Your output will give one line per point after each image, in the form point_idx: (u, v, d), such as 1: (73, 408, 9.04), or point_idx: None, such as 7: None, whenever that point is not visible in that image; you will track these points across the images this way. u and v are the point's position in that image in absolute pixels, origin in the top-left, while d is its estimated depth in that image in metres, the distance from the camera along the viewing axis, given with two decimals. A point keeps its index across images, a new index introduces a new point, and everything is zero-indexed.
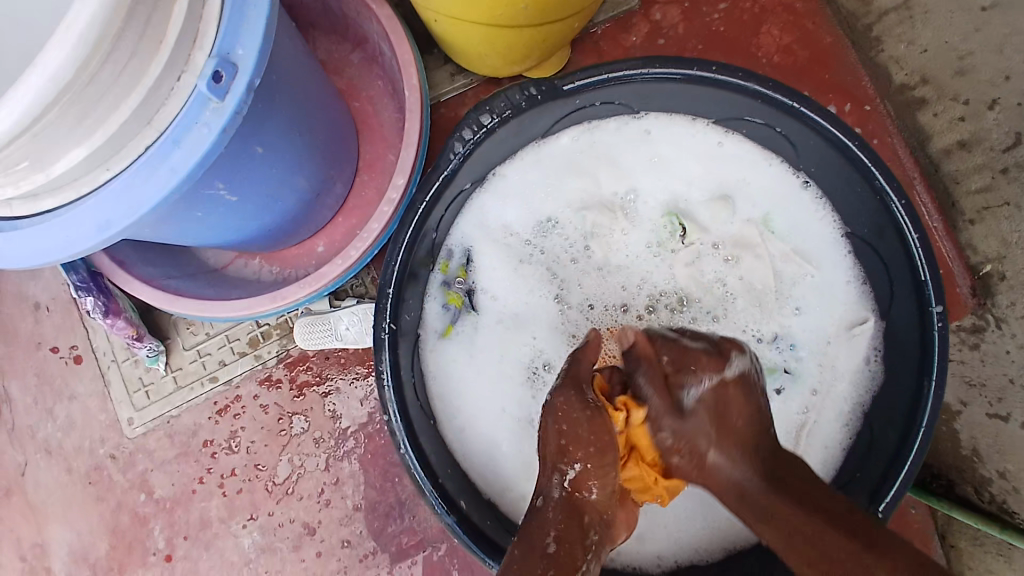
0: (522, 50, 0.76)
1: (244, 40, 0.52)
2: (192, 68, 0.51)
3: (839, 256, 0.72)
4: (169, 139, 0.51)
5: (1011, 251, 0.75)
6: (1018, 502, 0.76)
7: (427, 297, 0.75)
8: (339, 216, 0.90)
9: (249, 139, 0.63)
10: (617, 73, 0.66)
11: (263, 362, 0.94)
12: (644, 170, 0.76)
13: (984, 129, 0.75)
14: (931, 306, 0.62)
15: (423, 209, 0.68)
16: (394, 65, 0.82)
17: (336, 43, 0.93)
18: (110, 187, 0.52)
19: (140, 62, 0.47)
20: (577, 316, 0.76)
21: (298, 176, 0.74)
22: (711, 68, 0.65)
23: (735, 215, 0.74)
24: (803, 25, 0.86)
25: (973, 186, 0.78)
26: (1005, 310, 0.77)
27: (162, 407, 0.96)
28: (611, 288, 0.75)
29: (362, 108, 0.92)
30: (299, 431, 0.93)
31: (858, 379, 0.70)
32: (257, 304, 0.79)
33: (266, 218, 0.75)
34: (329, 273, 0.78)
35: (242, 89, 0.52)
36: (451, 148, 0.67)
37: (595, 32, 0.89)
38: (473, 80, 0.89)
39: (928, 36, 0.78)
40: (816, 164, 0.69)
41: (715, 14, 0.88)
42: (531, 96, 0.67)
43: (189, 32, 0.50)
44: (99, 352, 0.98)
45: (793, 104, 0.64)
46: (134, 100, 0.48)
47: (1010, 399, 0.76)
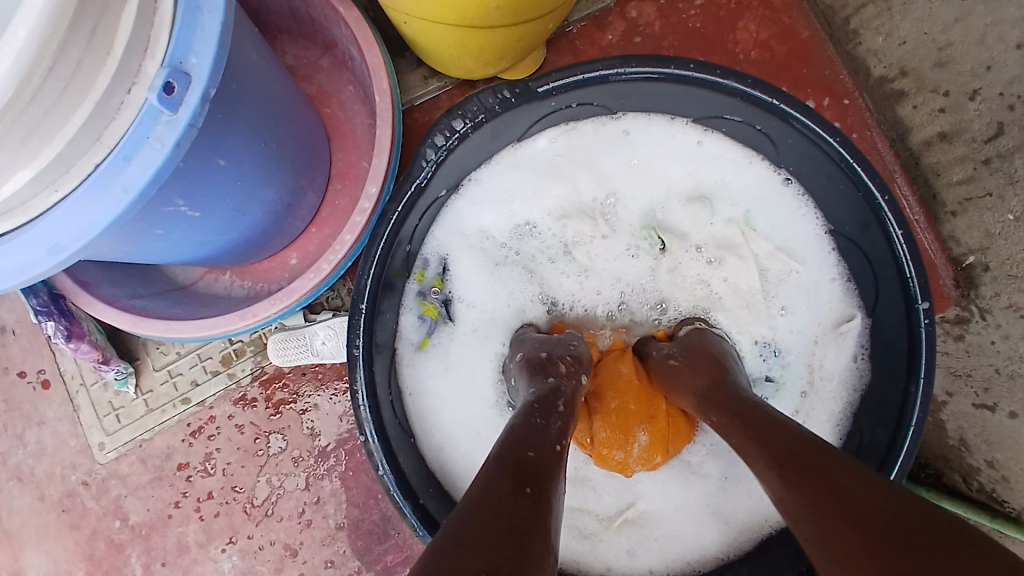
0: (495, 51, 0.74)
1: (198, 48, 0.50)
2: (142, 80, 0.48)
3: (823, 254, 0.70)
4: (121, 155, 0.48)
5: (994, 243, 0.74)
6: (1007, 492, 0.76)
7: (403, 309, 0.72)
8: (312, 227, 0.87)
9: (210, 152, 0.60)
10: (592, 73, 0.64)
11: (237, 381, 0.91)
12: (623, 174, 0.74)
13: (965, 120, 0.73)
14: (917, 304, 0.61)
15: (395, 220, 0.65)
16: (364, 69, 0.79)
17: (304, 48, 0.90)
18: (63, 207, 0.48)
19: (87, 74, 0.44)
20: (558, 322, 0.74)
21: (265, 188, 0.71)
22: (689, 66, 0.63)
23: (716, 215, 0.72)
24: (781, 20, 0.84)
25: (954, 177, 0.76)
26: (989, 301, 0.75)
27: (134, 431, 0.92)
28: (585, 296, 0.75)
29: (333, 115, 0.89)
30: (277, 451, 0.90)
31: (847, 379, 0.69)
32: (227, 322, 0.75)
33: (232, 233, 0.72)
34: (301, 288, 0.75)
35: (196, 101, 0.50)
36: (423, 155, 0.65)
37: (571, 32, 0.87)
38: (446, 83, 0.87)
39: (907, 28, 0.75)
40: (798, 161, 0.68)
41: (691, 10, 0.86)
42: (504, 99, 0.65)
43: (140, 40, 0.47)
44: (67, 376, 0.94)
45: (773, 101, 0.63)
46: (82, 115, 0.45)
47: (997, 390, 0.74)
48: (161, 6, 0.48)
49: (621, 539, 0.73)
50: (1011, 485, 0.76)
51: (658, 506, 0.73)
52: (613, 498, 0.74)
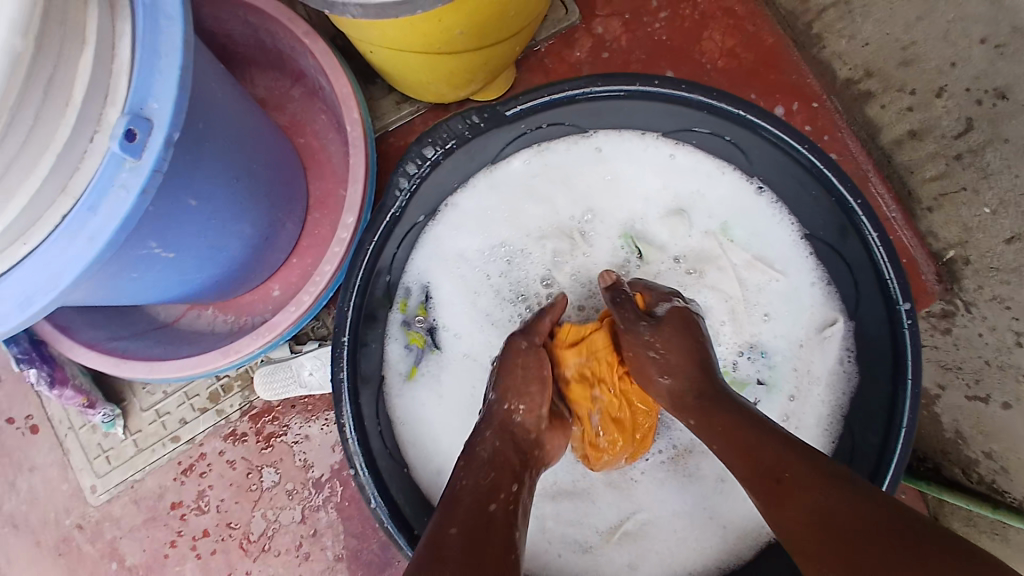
0: (463, 75, 0.75)
1: (159, 93, 0.50)
2: (103, 128, 0.48)
3: (802, 258, 0.70)
4: (86, 205, 0.48)
5: (972, 236, 0.74)
6: (1007, 482, 0.75)
7: (387, 339, 0.72)
8: (293, 258, 0.87)
9: (181, 192, 0.60)
10: (560, 94, 0.64)
11: (226, 416, 0.90)
12: (599, 191, 0.74)
13: (933, 117, 0.73)
14: (898, 305, 0.61)
15: (372, 249, 0.65)
16: (334, 98, 0.80)
17: (274, 80, 0.90)
18: (31, 260, 0.48)
19: (47, 128, 0.44)
20: None
21: (241, 223, 0.71)
22: (654, 82, 0.63)
23: (693, 227, 0.73)
24: (745, 27, 0.85)
25: (928, 174, 0.76)
26: (974, 295, 0.76)
27: (124, 472, 0.92)
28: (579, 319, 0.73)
29: (308, 145, 0.89)
30: (270, 485, 0.89)
31: (835, 382, 0.69)
32: (210, 360, 0.75)
33: (210, 270, 0.72)
34: (282, 322, 0.75)
35: (160, 145, 0.50)
36: (396, 185, 0.65)
37: (540, 50, 0.88)
38: (419, 108, 0.87)
39: (870, 29, 0.76)
40: (770, 168, 0.68)
41: (657, 23, 0.87)
42: (473, 124, 0.65)
43: (100, 89, 0.47)
44: (55, 420, 0.93)
45: (740, 112, 0.63)
46: (44, 167, 0.45)
47: (988, 381, 0.74)
48: (119, 52, 0.48)
49: (620, 557, 0.72)
50: (1010, 475, 0.75)
51: (655, 521, 0.73)
52: (609, 518, 0.73)
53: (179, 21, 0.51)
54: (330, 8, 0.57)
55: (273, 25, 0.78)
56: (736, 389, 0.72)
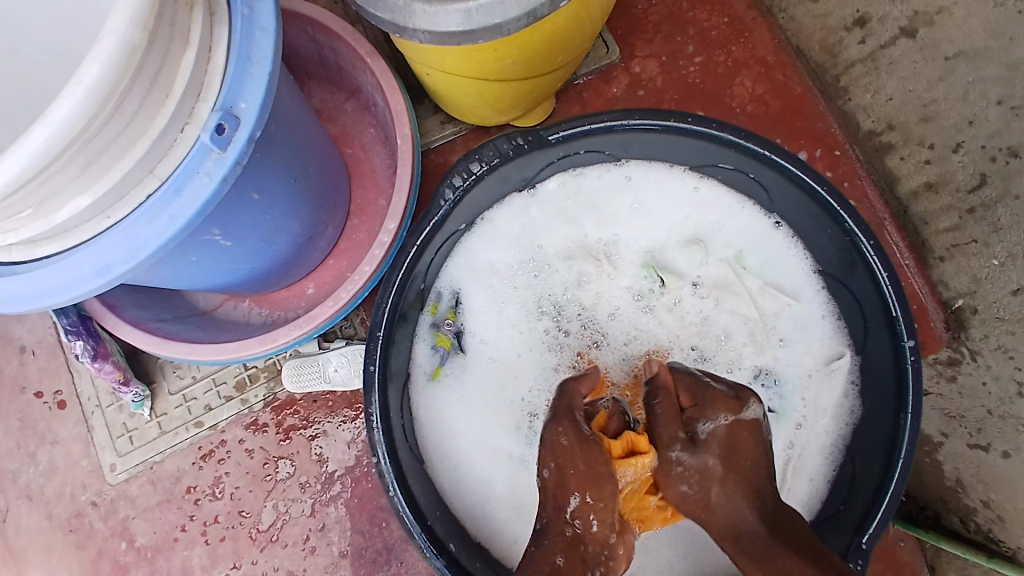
0: (508, 102, 0.80)
1: (247, 94, 0.54)
2: (194, 120, 0.53)
3: (813, 291, 0.74)
4: (171, 187, 0.53)
5: (980, 287, 0.78)
6: (1003, 532, 0.77)
7: (416, 339, 0.75)
8: (329, 259, 0.92)
9: (244, 186, 0.65)
10: (600, 124, 0.69)
11: (249, 406, 0.93)
12: (625, 217, 0.78)
13: (950, 171, 0.77)
14: (903, 342, 0.64)
15: (413, 253, 0.69)
16: (386, 114, 0.85)
17: (330, 93, 0.96)
18: (113, 232, 0.53)
19: (147, 114, 0.49)
20: (566, 356, 0.76)
21: (291, 221, 0.76)
22: (687, 120, 0.68)
23: (710, 256, 0.77)
24: (775, 76, 0.91)
25: (941, 225, 0.81)
26: (979, 343, 0.78)
27: (145, 453, 0.95)
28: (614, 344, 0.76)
29: (354, 155, 0.94)
30: (285, 476, 0.92)
31: (839, 414, 0.71)
32: (247, 346, 0.79)
33: (258, 262, 0.76)
34: (320, 314, 0.79)
35: (243, 141, 0.54)
36: (442, 195, 0.69)
37: (579, 84, 0.94)
38: (461, 129, 0.92)
39: (893, 86, 0.81)
40: (791, 207, 0.72)
41: (691, 67, 0.92)
42: (518, 145, 0.70)
43: (195, 86, 0.52)
44: (83, 397, 0.96)
45: (764, 151, 0.68)
46: (139, 150, 0.50)
47: (990, 430, 0.77)
48: (214, 54, 0.54)
49: None
50: (1006, 525, 0.77)
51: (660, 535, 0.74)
52: None
53: (271, 33, 0.56)
54: (399, 32, 0.63)
55: (337, 43, 0.84)
56: None
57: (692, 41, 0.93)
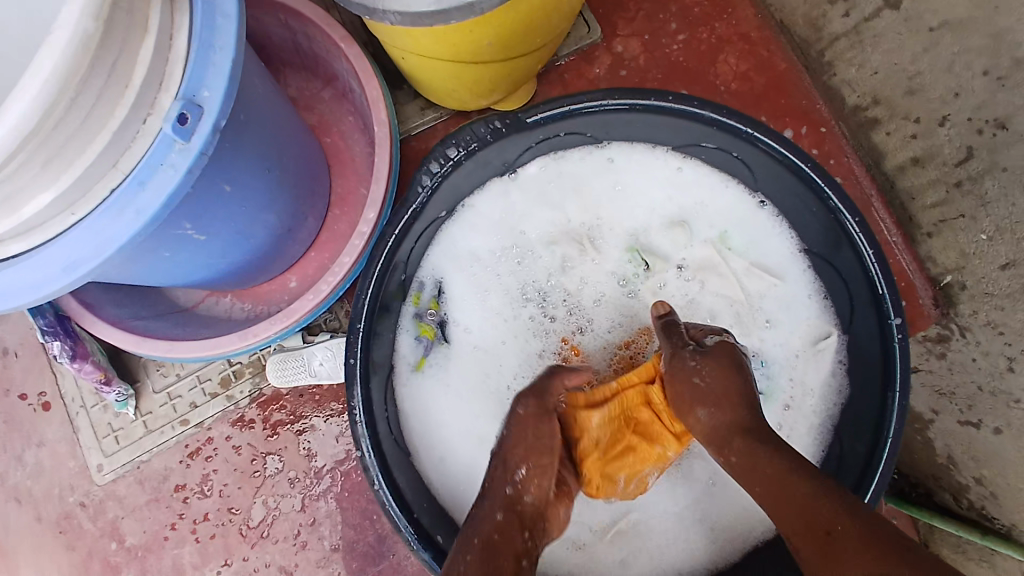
0: (487, 84, 0.78)
1: (210, 82, 0.53)
2: (157, 111, 0.51)
3: (800, 270, 0.73)
4: (135, 181, 0.51)
5: (969, 262, 0.77)
6: (996, 508, 0.78)
7: (398, 329, 0.74)
8: (311, 251, 0.90)
9: (215, 179, 0.63)
10: (578, 105, 0.68)
11: (235, 402, 0.92)
12: (607, 199, 0.77)
13: (937, 145, 0.76)
14: (891, 320, 0.64)
15: (392, 242, 0.68)
16: (363, 100, 0.84)
17: (306, 81, 0.94)
18: (80, 229, 0.51)
19: (107, 105, 0.47)
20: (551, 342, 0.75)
21: (268, 213, 0.74)
22: (667, 98, 0.67)
23: (694, 237, 0.75)
24: (759, 52, 0.90)
25: (928, 201, 0.79)
26: (969, 319, 0.77)
27: (132, 452, 0.93)
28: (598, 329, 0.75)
29: (333, 144, 0.92)
30: (273, 472, 0.91)
31: (827, 394, 0.70)
32: (228, 342, 0.77)
33: (235, 256, 0.75)
34: (302, 307, 0.77)
35: (209, 131, 0.53)
36: (419, 182, 0.68)
37: (560, 65, 0.92)
38: (442, 114, 0.91)
39: (878, 59, 0.79)
40: (774, 186, 0.71)
41: (675, 45, 0.91)
42: (495, 129, 0.68)
43: (156, 74, 0.50)
44: (67, 397, 0.95)
45: (747, 129, 0.67)
46: (100, 143, 0.48)
47: (981, 406, 0.76)
48: (175, 41, 0.52)
49: (614, 554, 0.73)
50: (998, 501, 0.77)
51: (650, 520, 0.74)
52: (605, 517, 0.74)
53: (234, 19, 0.54)
54: (369, 14, 0.62)
55: (310, 29, 0.82)
56: None
57: (674, 18, 0.91)
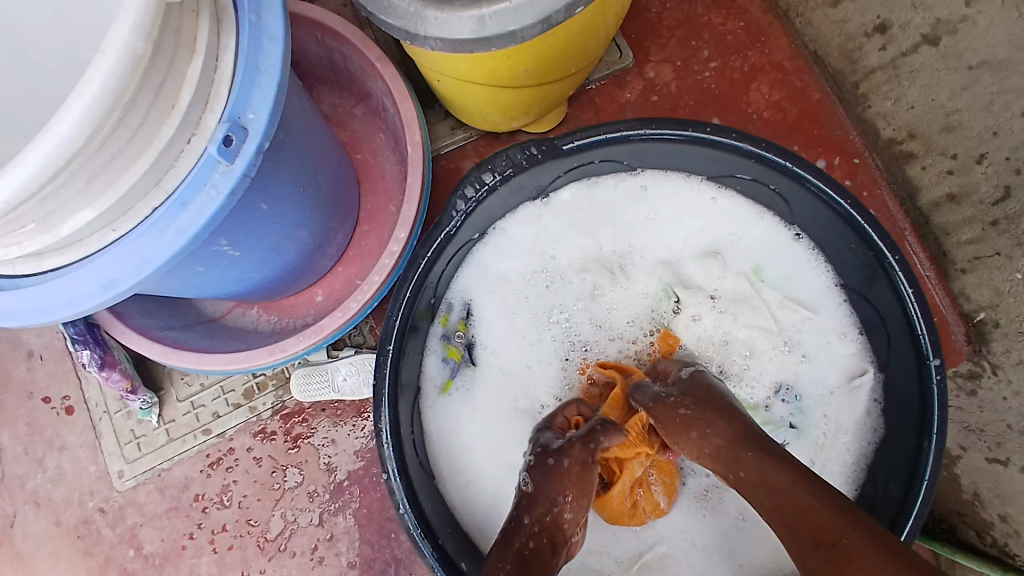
0: (520, 108, 0.79)
1: (255, 104, 0.53)
2: (201, 131, 0.52)
3: (835, 303, 0.72)
4: (178, 200, 0.52)
5: (1003, 300, 0.76)
6: (1019, 546, 0.76)
7: (426, 351, 0.74)
8: (339, 266, 0.91)
9: (254, 198, 0.64)
10: (614, 133, 0.67)
11: (258, 414, 0.92)
12: (641, 228, 0.77)
13: (972, 183, 0.75)
14: (928, 360, 0.63)
15: (424, 264, 0.68)
16: (396, 120, 0.84)
17: (339, 97, 0.95)
18: (119, 247, 0.52)
19: (152, 125, 0.48)
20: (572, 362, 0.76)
21: (300, 229, 0.75)
22: (706, 129, 0.66)
23: (728, 268, 0.75)
24: (791, 82, 0.90)
25: (963, 237, 0.79)
26: (1001, 357, 0.77)
27: (153, 460, 0.94)
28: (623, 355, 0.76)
29: (364, 160, 0.93)
30: (293, 485, 0.91)
31: (861, 432, 0.70)
32: (255, 357, 0.78)
33: (267, 270, 0.75)
34: (329, 326, 0.77)
35: (252, 152, 0.53)
36: (454, 206, 0.68)
37: (591, 89, 0.92)
38: (472, 134, 0.91)
39: (915, 94, 0.78)
40: (811, 219, 0.70)
41: (706, 72, 0.91)
42: (531, 155, 0.69)
43: (202, 95, 0.51)
44: (91, 403, 0.96)
45: (786, 163, 0.66)
46: (145, 162, 0.49)
47: (1009, 445, 0.75)
48: (222, 65, 0.53)
49: None
50: (1021, 540, 0.75)
51: (674, 553, 0.73)
52: (630, 548, 0.73)
53: (279, 41, 0.55)
54: (411, 39, 0.62)
55: (346, 47, 0.83)
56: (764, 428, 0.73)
57: (707, 46, 0.91)
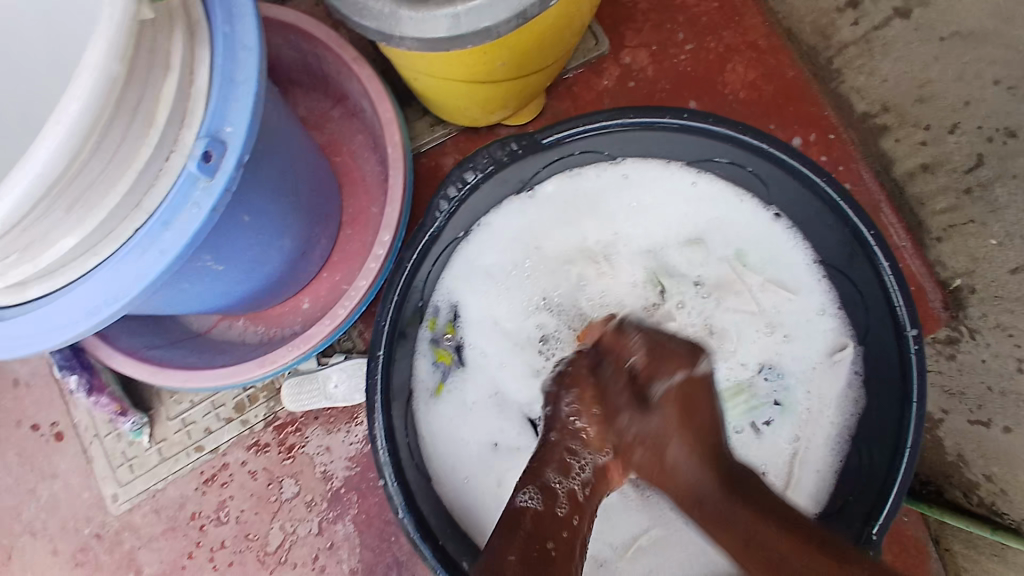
0: (498, 101, 0.78)
1: (232, 118, 0.52)
2: (180, 148, 0.51)
3: (813, 281, 0.74)
4: (159, 221, 0.51)
5: (980, 266, 0.78)
6: (1007, 504, 0.78)
7: (416, 354, 0.75)
8: (323, 272, 0.90)
9: (235, 210, 0.63)
10: (594, 124, 0.67)
11: (249, 426, 0.92)
12: (623, 217, 0.77)
13: (945, 152, 0.78)
14: (907, 332, 0.64)
15: (410, 268, 0.68)
16: (374, 120, 0.83)
17: (314, 100, 0.93)
18: (103, 270, 0.51)
19: (130, 146, 0.47)
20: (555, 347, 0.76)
21: (282, 238, 0.74)
22: (684, 116, 0.66)
23: (710, 254, 0.77)
24: (767, 61, 0.89)
25: (939, 206, 0.80)
26: (978, 322, 0.79)
27: (147, 481, 0.93)
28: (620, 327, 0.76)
29: (343, 163, 0.92)
30: (289, 496, 0.91)
31: (843, 404, 0.72)
32: (246, 370, 0.77)
33: (252, 282, 0.74)
34: (317, 333, 0.77)
35: (233, 166, 0.52)
36: (437, 207, 0.68)
37: (568, 78, 0.92)
38: (452, 130, 0.91)
39: (888, 67, 0.82)
40: (789, 200, 0.71)
41: (682, 55, 0.91)
42: (512, 151, 0.68)
43: (178, 111, 0.50)
44: (81, 427, 0.94)
45: (763, 145, 0.67)
46: (125, 185, 0.48)
47: (991, 406, 0.78)
48: (197, 78, 0.51)
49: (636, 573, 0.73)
50: (1010, 497, 0.77)
51: (671, 535, 0.74)
52: (624, 535, 0.75)
53: (254, 51, 0.54)
54: (386, 40, 0.61)
55: (320, 49, 0.82)
56: (750, 404, 0.75)
57: (681, 28, 0.91)
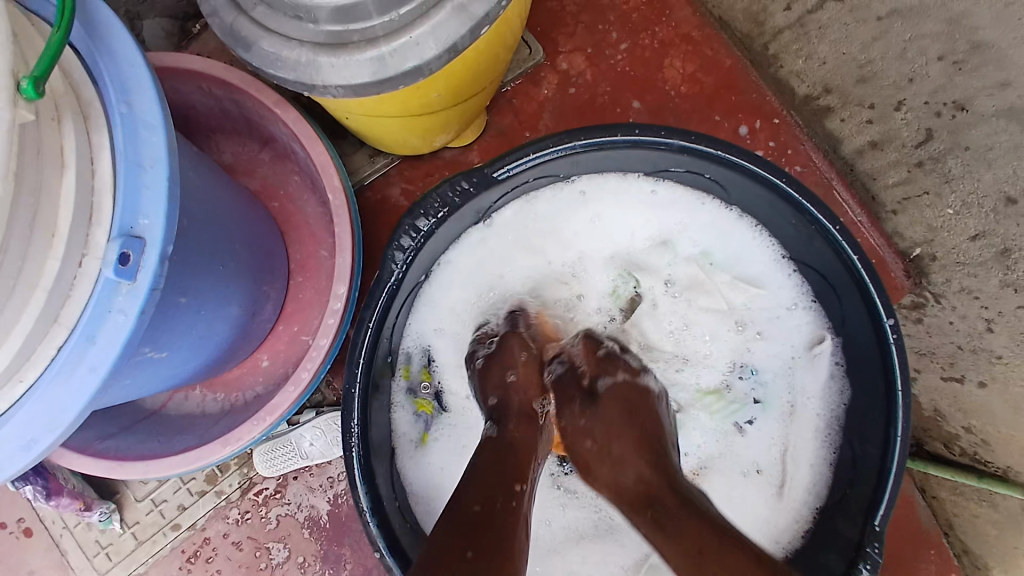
0: (438, 129, 0.74)
1: (148, 208, 0.47)
2: (92, 249, 0.46)
3: (784, 276, 0.72)
4: (84, 334, 0.46)
5: (937, 235, 0.76)
6: (989, 453, 0.79)
7: (393, 408, 0.72)
8: (280, 325, 0.85)
9: (172, 293, 0.58)
10: (543, 151, 0.64)
11: (226, 497, 0.88)
12: (585, 235, 0.76)
13: (893, 129, 0.75)
14: (882, 320, 0.62)
15: (373, 324, 0.64)
16: (310, 164, 0.78)
17: (240, 145, 0.88)
18: (30, 397, 0.46)
19: (35, 261, 0.43)
20: None
21: (228, 305, 0.69)
22: (636, 131, 0.63)
23: (677, 255, 0.75)
24: (703, 52, 0.88)
25: (890, 180, 0.79)
26: (942, 287, 0.78)
27: (127, 567, 0.88)
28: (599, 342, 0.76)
29: (283, 208, 0.87)
30: (280, 561, 0.87)
31: (828, 396, 0.70)
32: (210, 452, 0.72)
33: (203, 355, 0.70)
34: (283, 402, 0.72)
35: (155, 263, 0.47)
36: (392, 258, 0.64)
37: (507, 90, 0.89)
38: (393, 159, 0.87)
39: (824, 50, 0.79)
40: (748, 198, 0.69)
41: (618, 55, 0.88)
42: (463, 190, 0.65)
43: (83, 211, 0.45)
44: (48, 520, 0.88)
45: (719, 153, 0.64)
46: (38, 304, 0.43)
47: (962, 363, 0.77)
48: (99, 165, 0.46)
49: None
50: (989, 447, 0.79)
51: None
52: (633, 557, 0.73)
53: (161, 129, 0.49)
54: (310, 90, 0.57)
55: (240, 95, 0.76)
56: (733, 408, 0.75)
57: (614, 28, 0.89)
